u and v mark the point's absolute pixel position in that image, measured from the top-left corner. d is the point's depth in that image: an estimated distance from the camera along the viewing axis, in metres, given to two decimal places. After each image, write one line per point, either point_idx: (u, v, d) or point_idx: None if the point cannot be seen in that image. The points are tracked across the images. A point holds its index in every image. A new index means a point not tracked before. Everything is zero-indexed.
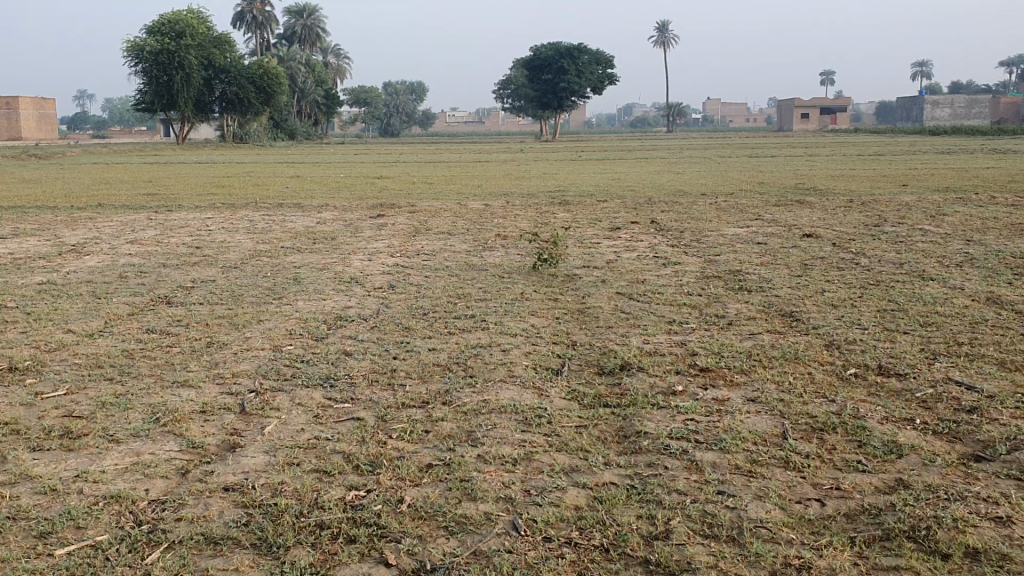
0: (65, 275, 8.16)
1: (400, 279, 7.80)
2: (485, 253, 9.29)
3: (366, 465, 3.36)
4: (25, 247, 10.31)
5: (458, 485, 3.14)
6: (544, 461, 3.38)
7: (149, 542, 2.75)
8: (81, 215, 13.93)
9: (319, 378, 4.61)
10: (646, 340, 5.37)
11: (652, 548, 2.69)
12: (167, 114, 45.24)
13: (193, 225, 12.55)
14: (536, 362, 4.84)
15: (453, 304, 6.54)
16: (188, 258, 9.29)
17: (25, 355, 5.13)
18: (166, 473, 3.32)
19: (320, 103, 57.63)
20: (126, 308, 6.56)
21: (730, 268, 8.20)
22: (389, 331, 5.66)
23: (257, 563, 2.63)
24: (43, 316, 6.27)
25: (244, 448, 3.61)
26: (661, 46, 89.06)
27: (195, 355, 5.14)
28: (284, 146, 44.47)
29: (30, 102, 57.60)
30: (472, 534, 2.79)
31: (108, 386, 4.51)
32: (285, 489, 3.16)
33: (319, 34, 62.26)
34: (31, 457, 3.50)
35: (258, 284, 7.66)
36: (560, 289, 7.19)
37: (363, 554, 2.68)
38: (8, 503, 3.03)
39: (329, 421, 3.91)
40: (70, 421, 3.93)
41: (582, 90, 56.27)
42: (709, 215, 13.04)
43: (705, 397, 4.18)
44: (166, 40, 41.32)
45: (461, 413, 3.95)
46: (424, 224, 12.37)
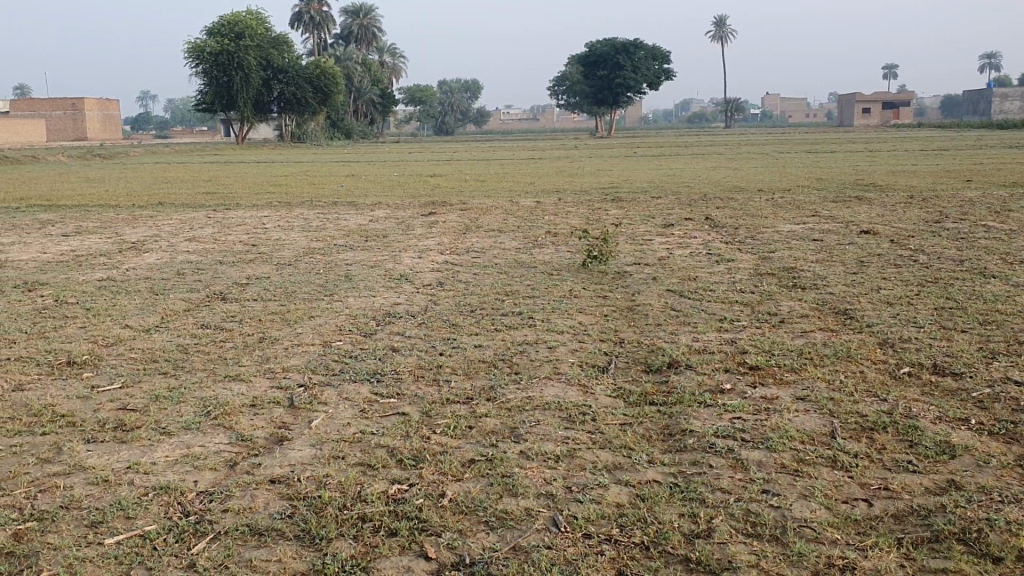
0: (125, 272, 8.37)
1: (449, 276, 7.85)
2: (536, 250, 9.25)
3: (410, 460, 3.38)
4: (87, 245, 10.59)
5: (500, 480, 3.15)
6: (587, 458, 3.37)
7: (196, 533, 2.80)
8: (142, 213, 14.27)
9: (367, 373, 4.65)
10: (696, 338, 5.31)
11: (693, 547, 2.66)
12: (227, 114, 46.09)
13: (249, 222, 12.80)
14: (582, 360, 4.82)
15: (501, 301, 6.55)
16: (244, 256, 9.43)
17: (84, 349, 5.27)
18: (214, 465, 3.38)
19: (377, 103, 58.23)
20: (183, 304, 6.70)
21: (784, 265, 8.06)
22: (436, 327, 5.70)
23: (299, 555, 2.66)
24: (102, 312, 6.43)
25: (291, 441, 3.67)
26: (718, 41, 87.87)
27: (247, 351, 5.22)
28: (341, 146, 44.98)
29: (95, 103, 59.30)
30: (512, 529, 2.79)
31: (162, 380, 4.61)
32: (329, 482, 3.20)
33: (375, 34, 62.90)
34: (85, 449, 3.59)
35: (310, 281, 7.76)
36: (609, 286, 7.14)
37: (404, 547, 2.70)
38: (62, 494, 3.11)
39: (375, 416, 3.95)
40: (123, 415, 4.03)
41: (638, 87, 55.99)
42: (766, 212, 12.82)
43: (753, 396, 4.13)
44: (225, 41, 42.11)
45: (506, 410, 3.95)
46: (475, 221, 12.43)
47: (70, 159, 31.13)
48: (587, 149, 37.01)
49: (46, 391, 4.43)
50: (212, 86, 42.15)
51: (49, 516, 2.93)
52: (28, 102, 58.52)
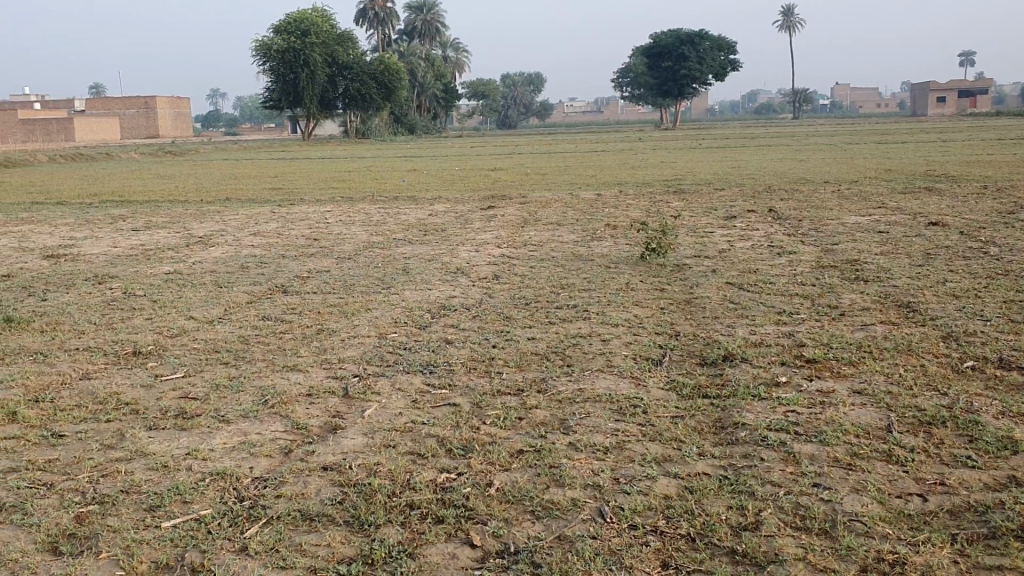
0: (191, 265, 8.58)
1: (506, 269, 7.88)
2: (594, 243, 9.22)
3: (459, 449, 3.41)
4: (155, 239, 10.86)
5: (548, 471, 3.15)
6: (636, 450, 3.35)
7: (250, 517, 2.87)
8: (209, 209, 14.58)
9: (420, 365, 4.70)
10: (752, 330, 5.25)
11: (740, 539, 2.64)
12: (293, 112, 46.85)
13: (312, 217, 13.00)
14: (635, 352, 4.80)
15: (556, 294, 6.55)
16: (306, 250, 9.59)
17: (150, 340, 5.42)
18: (270, 452, 3.46)
19: (440, 98, 58.60)
20: (246, 297, 6.84)
21: (847, 257, 7.91)
22: (491, 320, 5.74)
23: (348, 540, 2.70)
24: (168, 304, 6.60)
25: (344, 430, 3.73)
26: (785, 30, 86.22)
27: (305, 342, 5.32)
28: (405, 141, 45.38)
29: (167, 102, 60.88)
30: (557, 519, 2.79)
31: (222, 369, 4.73)
32: (379, 470, 3.25)
33: (438, 29, 63.27)
34: (147, 435, 3.70)
35: (368, 274, 7.87)
36: (667, 279, 7.09)
37: (450, 534, 2.73)
38: (123, 478, 3.22)
39: (426, 406, 3.99)
40: (184, 402, 4.15)
41: (704, 78, 55.30)
42: (831, 203, 12.60)
43: (809, 390, 4.06)
44: (292, 39, 42.77)
45: (556, 402, 3.96)
46: (534, 215, 12.45)
47: (141, 155, 32.06)
48: (650, 141, 36.75)
49: (112, 380, 4.58)
50: (279, 83, 42.87)
51: (110, 500, 3.03)
52: (103, 102, 60.29)
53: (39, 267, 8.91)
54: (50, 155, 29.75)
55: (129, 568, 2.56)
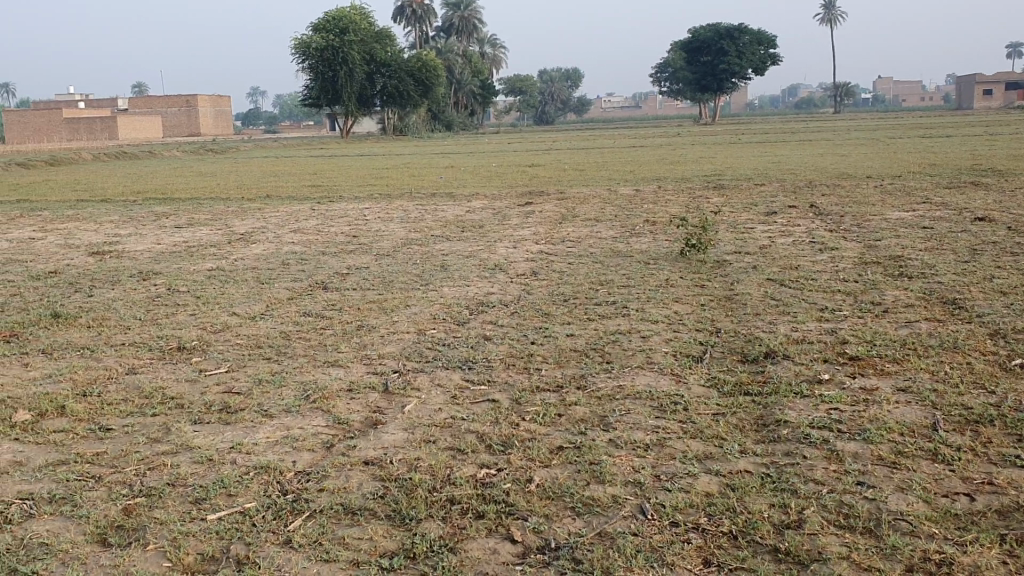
0: (233, 262, 8.69)
1: (544, 266, 7.88)
2: (632, 239, 9.18)
3: (498, 445, 3.42)
4: (198, 236, 11.01)
5: (587, 467, 3.15)
6: (677, 447, 3.33)
7: (293, 510, 2.90)
8: (250, 206, 14.75)
9: (459, 361, 4.72)
10: (794, 327, 5.20)
11: (783, 537, 2.62)
12: (332, 109, 47.21)
13: (352, 214, 13.11)
14: (675, 349, 4.78)
15: (595, 290, 6.55)
16: (346, 247, 9.67)
17: (194, 335, 5.51)
18: (312, 446, 3.50)
19: (477, 95, 58.71)
20: (287, 293, 6.92)
21: (891, 253, 7.80)
22: (529, 316, 5.74)
23: (389, 534, 2.73)
24: (211, 300, 6.70)
25: (385, 425, 3.76)
26: (826, 23, 85.13)
27: (345, 337, 5.36)
28: (442, 138, 45.52)
29: (208, 100, 61.65)
30: (598, 516, 2.78)
31: (265, 364, 4.79)
32: (420, 464, 3.27)
33: (476, 26, 63.37)
34: (191, 429, 3.77)
35: (407, 271, 7.91)
36: (707, 275, 7.04)
37: (490, 529, 2.74)
38: (169, 471, 3.27)
39: (465, 402, 4.01)
40: (228, 397, 4.20)
41: (743, 72, 54.81)
42: (873, 199, 12.43)
43: (852, 387, 4.01)
44: (331, 36, 43.10)
45: (596, 399, 3.95)
46: (572, 210, 12.43)
47: (183, 154, 32.51)
48: (688, 136, 36.51)
49: (157, 374, 4.67)
50: (318, 81, 43.23)
51: (156, 492, 3.08)
52: (146, 100, 61.21)
53: (84, 263, 9.08)
54: (94, 154, 30.27)
55: (176, 560, 2.60)
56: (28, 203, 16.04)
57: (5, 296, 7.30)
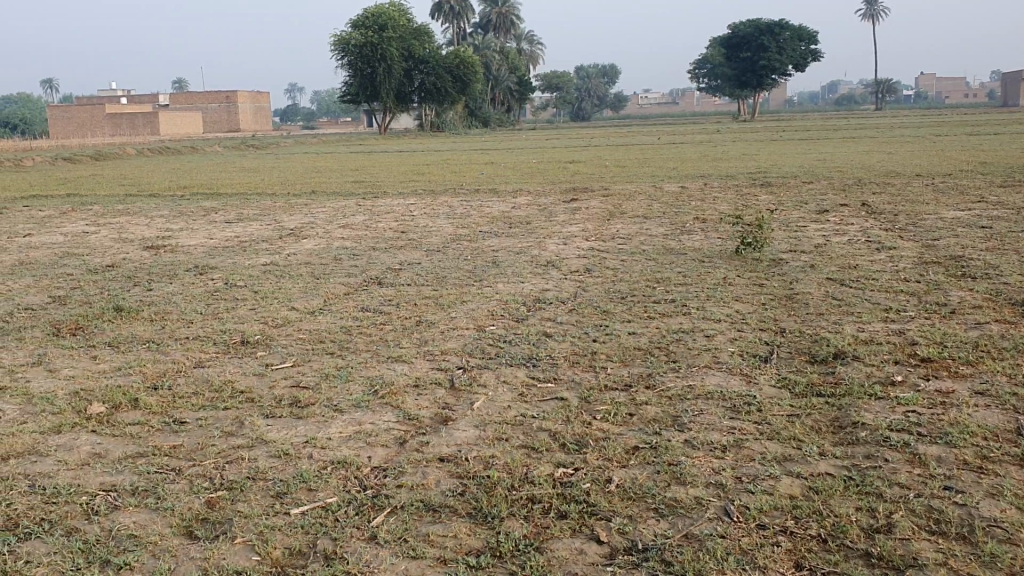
0: (286, 257, 8.76)
1: (597, 263, 7.85)
2: (684, 237, 9.12)
3: (573, 444, 3.41)
4: (249, 231, 11.11)
5: (667, 468, 3.13)
6: (755, 449, 3.30)
7: (374, 506, 2.91)
8: (296, 201, 14.90)
9: (523, 358, 4.71)
10: (861, 327, 5.13)
11: (874, 541, 2.58)
12: (371, 105, 47.54)
13: (398, 209, 13.19)
14: (741, 348, 4.73)
15: (652, 288, 6.51)
16: (395, 242, 9.72)
17: (257, 330, 5.55)
18: (386, 442, 3.51)
19: (515, 91, 58.74)
20: (343, 288, 6.96)
21: (952, 253, 7.67)
22: (588, 314, 5.73)
23: (473, 532, 2.72)
24: (269, 295, 6.75)
25: (455, 422, 3.76)
26: (868, 19, 84.06)
27: (406, 333, 5.38)
28: (481, 134, 45.64)
29: (247, 96, 62.39)
30: (683, 517, 2.76)
31: (330, 359, 4.81)
32: (497, 462, 3.26)
33: (514, 22, 63.42)
34: (265, 423, 3.79)
35: (460, 267, 7.91)
36: (764, 274, 6.97)
37: (575, 529, 2.73)
38: (248, 465, 3.30)
39: (534, 400, 4.00)
40: (296, 392, 4.23)
41: (784, 69, 54.21)
42: (926, 197, 12.24)
43: (927, 389, 3.95)
44: (370, 33, 43.36)
45: (666, 398, 3.92)
46: (618, 207, 12.40)
47: (225, 150, 32.90)
48: (729, 133, 36.26)
49: (225, 368, 4.71)
50: (357, 77, 43.52)
51: (238, 486, 3.11)
52: (187, 96, 62.03)
53: (140, 257, 9.20)
54: (138, 149, 30.71)
55: (265, 554, 2.62)
56: (77, 197, 16.30)
57: (67, 289, 7.43)
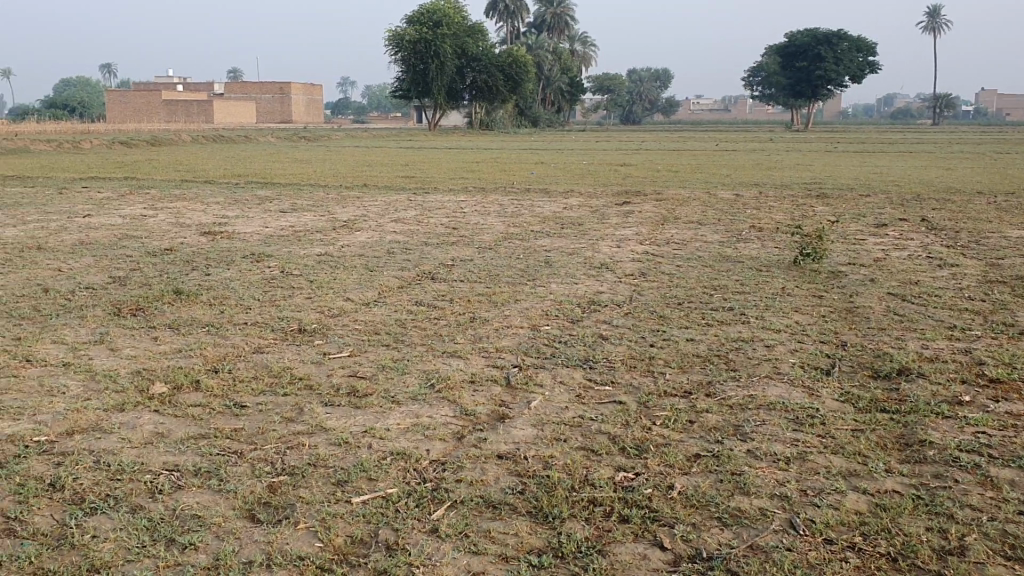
0: (340, 248, 8.82)
1: (652, 267, 7.79)
2: (740, 245, 9.02)
3: (633, 449, 3.37)
4: (302, 221, 11.22)
5: (729, 477, 3.09)
6: (820, 462, 3.24)
7: (434, 499, 2.91)
8: (349, 194, 15.00)
9: (580, 360, 4.68)
10: (925, 344, 5.02)
11: (946, 563, 2.52)
12: (423, 101, 47.79)
13: (449, 206, 13.22)
14: (802, 360, 4.66)
15: (710, 295, 6.45)
16: (448, 238, 9.73)
17: (313, 318, 5.60)
18: (443, 436, 3.51)
19: (566, 91, 58.59)
20: (398, 282, 6.99)
21: (1017, 273, 7.49)
22: (644, 318, 5.68)
23: (534, 531, 2.71)
24: (325, 285, 6.80)
25: (513, 420, 3.75)
26: (931, 32, 82.46)
27: (460, 328, 5.39)
28: (530, 133, 45.70)
29: (301, 88, 63.13)
30: (747, 528, 2.72)
31: (385, 351, 4.83)
32: (556, 463, 3.24)
33: (569, 23, 63.36)
34: (324, 411, 3.82)
35: (513, 265, 7.91)
36: (823, 286, 6.87)
37: (637, 534, 2.70)
38: (308, 452, 3.32)
39: (592, 402, 3.97)
40: (354, 381, 4.26)
41: (841, 80, 53.36)
42: (988, 215, 11.95)
43: (997, 411, 3.85)
44: (425, 30, 43.64)
45: (727, 407, 3.87)
46: (672, 212, 12.30)
47: (279, 140, 33.34)
48: (783, 142, 35.83)
49: (283, 354, 4.76)
50: (410, 73, 43.81)
51: (299, 471, 3.13)
52: (243, 86, 62.95)
53: (196, 242, 9.34)
54: (193, 135, 31.21)
55: (327, 541, 2.63)
56: (136, 181, 16.61)
57: (126, 270, 7.55)
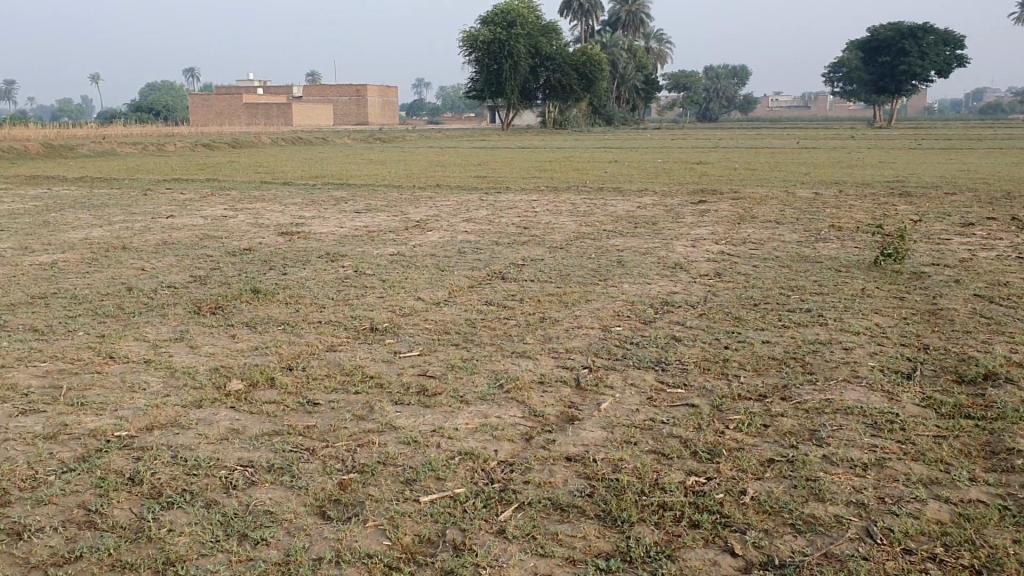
0: (412, 248, 8.90)
1: (727, 267, 7.67)
2: (818, 245, 8.82)
3: (705, 453, 3.31)
4: (376, 221, 11.36)
5: (804, 483, 3.01)
6: (899, 469, 3.13)
7: (502, 500, 2.91)
8: (422, 194, 15.13)
9: (651, 361, 4.62)
10: (1014, 348, 4.82)
11: None
12: (496, 101, 47.96)
13: (521, 205, 13.24)
14: (883, 364, 4.52)
15: (786, 296, 6.31)
16: (520, 238, 9.73)
17: (384, 317, 5.65)
18: (512, 437, 3.50)
19: (640, 89, 58.14)
20: (469, 281, 7.01)
21: None
22: (718, 319, 5.59)
23: (603, 534, 2.68)
24: (397, 284, 6.86)
25: (582, 422, 3.72)
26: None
27: (530, 328, 5.38)
28: (604, 132, 45.48)
29: (377, 90, 63.99)
30: (822, 535, 2.65)
31: (455, 351, 4.85)
32: (626, 466, 3.20)
33: (643, 21, 62.89)
34: (394, 409, 3.85)
35: (585, 265, 7.87)
36: (905, 287, 6.66)
37: (707, 540, 2.65)
38: (378, 450, 3.34)
39: (663, 405, 3.92)
40: (424, 380, 4.29)
41: (927, 75, 51.73)
42: None
43: None
44: (499, 30, 43.84)
45: (803, 411, 3.78)
46: (749, 211, 12.09)
47: (355, 142, 33.81)
48: (865, 139, 34.90)
49: (355, 353, 4.81)
50: (484, 73, 44.06)
51: (369, 469, 3.16)
52: (320, 89, 64.11)
53: (274, 242, 9.52)
54: (273, 138, 31.89)
55: (395, 539, 2.65)
56: (217, 182, 17.04)
57: (205, 269, 7.75)
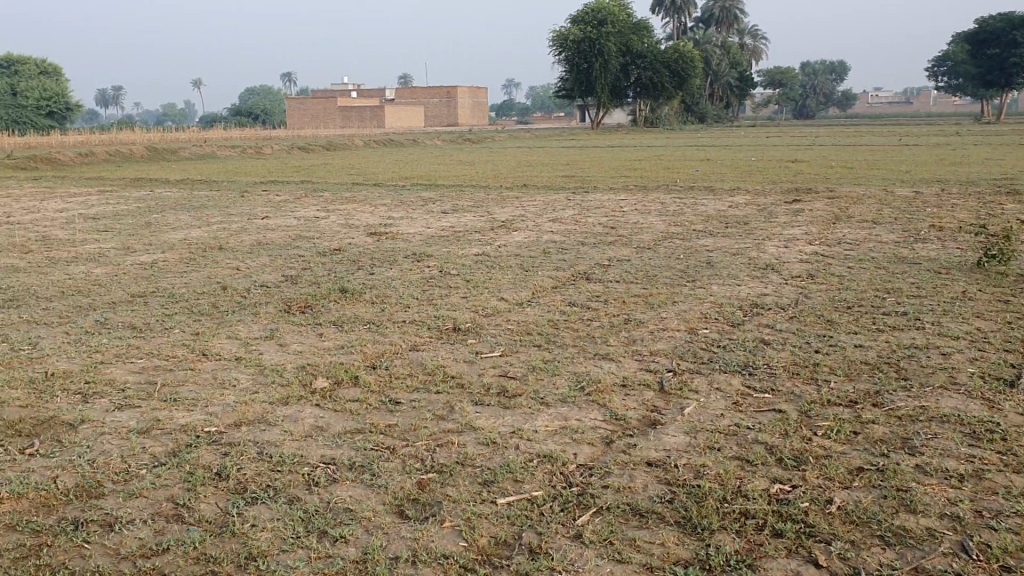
0: (499, 248, 8.94)
1: (820, 268, 7.46)
2: (917, 245, 8.50)
3: (790, 460, 3.22)
4: (464, 221, 11.45)
5: (895, 494, 2.89)
6: (998, 481, 2.99)
7: (580, 504, 2.88)
8: (510, 194, 15.18)
9: (737, 365, 4.52)
10: None
11: None
12: (586, 100, 47.82)
13: (609, 205, 13.16)
14: (983, 370, 4.32)
15: (881, 298, 6.10)
16: (606, 238, 9.67)
17: (468, 317, 5.68)
18: (592, 440, 3.47)
19: (733, 87, 57.17)
20: (553, 282, 7.00)
21: None
22: (808, 322, 5.44)
23: (681, 542, 2.63)
24: (482, 285, 6.89)
25: (664, 426, 3.66)
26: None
27: (614, 330, 5.33)
28: (695, 130, 44.87)
29: (467, 91, 64.55)
30: (913, 548, 2.55)
31: (538, 352, 4.84)
32: (707, 472, 3.14)
33: (737, 17, 61.85)
34: (475, 410, 3.85)
35: (672, 266, 7.76)
36: (1011, 290, 6.36)
37: (790, 550, 2.57)
38: (457, 451, 3.35)
39: (749, 410, 3.83)
40: (505, 381, 4.29)
41: None
42: None
43: None
44: (589, 29, 43.77)
45: (895, 419, 3.64)
46: (845, 210, 11.75)
47: (445, 143, 34.16)
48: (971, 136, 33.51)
49: (438, 352, 4.85)
50: (574, 73, 44.03)
51: (447, 470, 3.17)
52: (412, 91, 65.02)
53: (363, 242, 9.68)
54: (365, 140, 32.50)
55: (471, 541, 2.65)
56: (311, 184, 17.44)
57: (297, 269, 7.93)
